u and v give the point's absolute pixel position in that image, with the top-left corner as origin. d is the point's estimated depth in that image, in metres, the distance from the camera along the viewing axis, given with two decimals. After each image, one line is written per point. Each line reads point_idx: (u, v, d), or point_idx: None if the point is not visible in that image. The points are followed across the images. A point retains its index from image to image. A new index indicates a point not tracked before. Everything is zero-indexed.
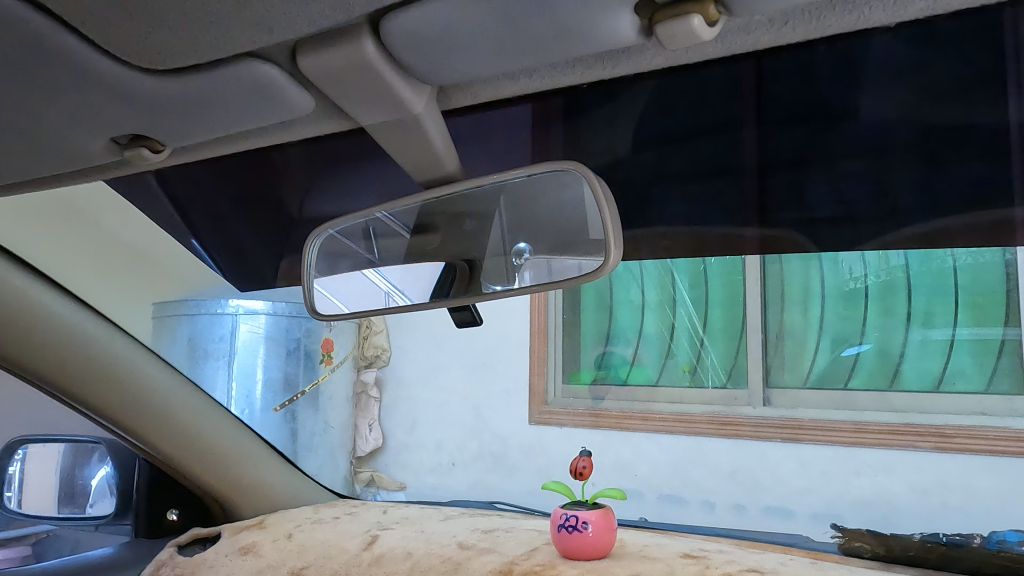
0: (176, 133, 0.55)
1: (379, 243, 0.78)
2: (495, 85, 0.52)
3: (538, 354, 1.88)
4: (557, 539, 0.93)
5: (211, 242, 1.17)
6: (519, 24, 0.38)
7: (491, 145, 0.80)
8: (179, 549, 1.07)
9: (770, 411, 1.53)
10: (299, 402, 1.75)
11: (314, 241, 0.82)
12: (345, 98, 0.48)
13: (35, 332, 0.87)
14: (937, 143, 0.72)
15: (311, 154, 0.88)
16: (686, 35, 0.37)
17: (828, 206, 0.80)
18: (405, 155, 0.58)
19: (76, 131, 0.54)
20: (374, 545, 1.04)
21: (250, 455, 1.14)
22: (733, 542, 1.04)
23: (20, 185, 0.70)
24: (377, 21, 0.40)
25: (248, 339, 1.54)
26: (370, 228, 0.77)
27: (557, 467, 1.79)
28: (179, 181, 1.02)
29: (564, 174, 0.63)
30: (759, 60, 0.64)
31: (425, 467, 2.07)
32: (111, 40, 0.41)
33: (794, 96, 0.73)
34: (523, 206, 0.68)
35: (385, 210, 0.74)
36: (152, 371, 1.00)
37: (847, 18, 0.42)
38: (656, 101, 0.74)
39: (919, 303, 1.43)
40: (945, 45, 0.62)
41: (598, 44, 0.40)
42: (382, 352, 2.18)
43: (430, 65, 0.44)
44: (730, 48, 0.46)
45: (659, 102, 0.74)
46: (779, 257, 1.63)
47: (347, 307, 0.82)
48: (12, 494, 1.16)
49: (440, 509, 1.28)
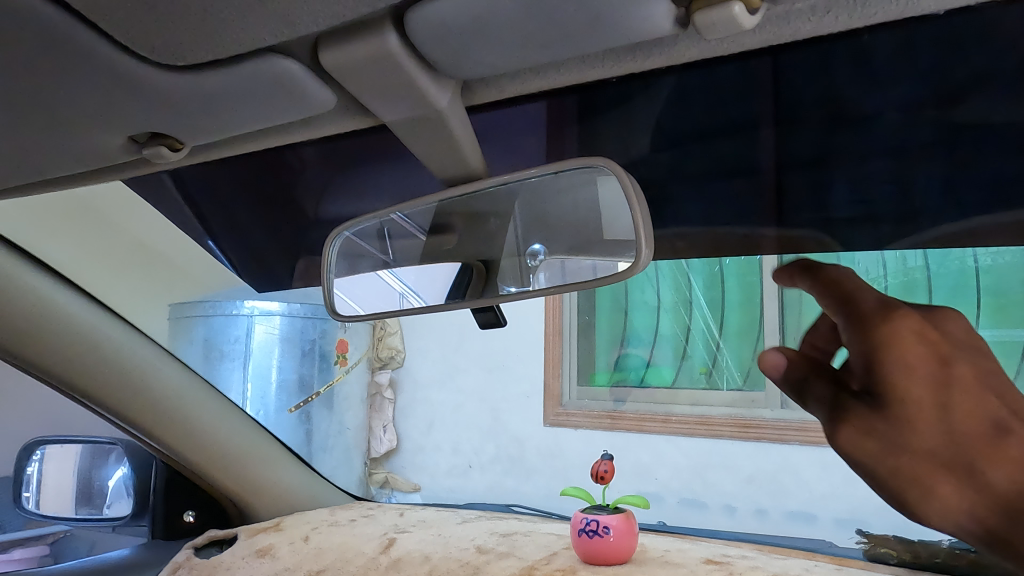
0: (195, 131, 0.55)
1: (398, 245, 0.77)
2: (521, 80, 0.51)
3: (552, 353, 1.88)
4: (577, 544, 0.92)
5: (228, 244, 1.17)
6: (551, 17, 0.37)
7: (512, 144, 0.79)
8: (196, 552, 1.06)
9: (790, 415, 1.48)
10: (315, 403, 1.76)
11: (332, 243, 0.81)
12: (368, 94, 0.47)
13: (60, 337, 0.87)
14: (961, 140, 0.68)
15: (329, 153, 0.87)
16: (726, 24, 0.36)
17: (848, 206, 0.78)
18: (426, 153, 0.57)
19: (94, 129, 0.54)
20: (391, 548, 1.03)
21: (266, 455, 1.14)
22: (756, 547, 1.03)
23: (39, 185, 0.69)
24: (401, 11, 0.39)
25: (264, 340, 1.56)
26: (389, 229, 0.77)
27: (574, 470, 1.78)
28: (197, 183, 1.01)
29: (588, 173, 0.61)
30: (775, 56, 0.61)
31: (442, 469, 2.07)
32: (132, 35, 0.40)
33: (809, 100, 0.70)
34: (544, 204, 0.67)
35: (400, 211, 0.74)
36: (169, 371, 0.99)
37: (893, 7, 0.40)
38: (673, 102, 0.72)
39: (941, 305, 1.38)
40: (967, 39, 0.58)
41: (632, 35, 0.39)
42: (397, 352, 2.17)
43: (457, 59, 0.43)
44: (768, 39, 0.45)
45: (673, 105, 0.72)
46: None
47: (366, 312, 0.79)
48: (30, 495, 1.15)
49: (457, 511, 1.27)
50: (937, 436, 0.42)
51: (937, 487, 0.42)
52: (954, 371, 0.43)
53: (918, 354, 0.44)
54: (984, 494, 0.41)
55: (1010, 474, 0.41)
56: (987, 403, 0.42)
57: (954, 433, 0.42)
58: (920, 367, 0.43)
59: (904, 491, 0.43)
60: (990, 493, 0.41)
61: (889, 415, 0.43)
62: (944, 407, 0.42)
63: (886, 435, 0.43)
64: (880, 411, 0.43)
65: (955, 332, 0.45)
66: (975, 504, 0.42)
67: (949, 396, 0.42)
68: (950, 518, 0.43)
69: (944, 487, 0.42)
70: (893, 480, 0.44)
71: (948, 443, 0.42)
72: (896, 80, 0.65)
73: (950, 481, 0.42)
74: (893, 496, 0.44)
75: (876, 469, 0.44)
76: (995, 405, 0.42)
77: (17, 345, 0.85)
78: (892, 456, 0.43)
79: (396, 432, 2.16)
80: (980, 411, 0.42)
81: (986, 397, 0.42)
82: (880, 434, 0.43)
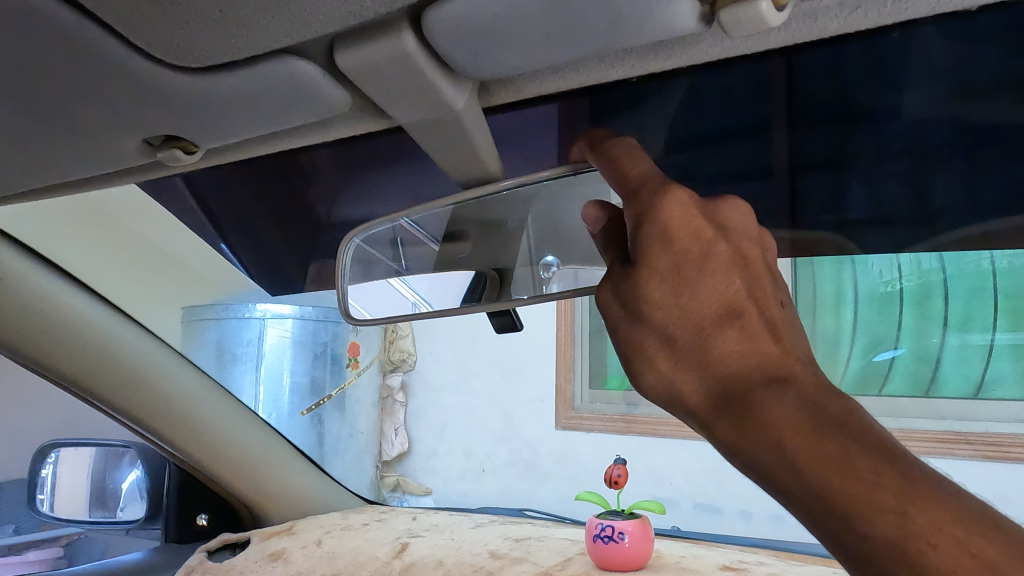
0: (208, 134, 0.55)
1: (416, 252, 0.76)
2: (538, 81, 0.51)
3: (564, 358, 1.86)
4: (592, 549, 0.91)
5: (241, 248, 1.17)
6: (572, 16, 0.37)
7: (525, 147, 0.79)
8: (209, 554, 1.06)
9: None
10: (326, 406, 1.77)
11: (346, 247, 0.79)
12: (384, 97, 0.47)
13: (75, 347, 0.87)
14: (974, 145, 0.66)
15: (341, 156, 0.87)
16: (753, 21, 0.35)
17: (863, 208, 0.78)
18: (440, 155, 0.56)
19: (107, 131, 0.54)
20: (404, 553, 1.02)
21: (277, 461, 1.14)
22: (772, 554, 1.02)
23: (53, 188, 0.69)
24: (418, 10, 0.38)
25: (276, 343, 1.56)
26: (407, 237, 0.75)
27: (588, 474, 1.78)
28: (210, 186, 1.01)
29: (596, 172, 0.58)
30: (787, 57, 0.60)
31: (454, 473, 2.06)
32: (146, 35, 0.40)
33: (822, 101, 0.69)
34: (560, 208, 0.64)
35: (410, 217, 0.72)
36: (179, 374, 0.99)
37: (923, 3, 0.40)
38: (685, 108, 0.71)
39: (958, 307, 1.33)
40: (988, 39, 0.57)
41: (656, 33, 0.39)
42: (409, 356, 2.16)
43: (475, 60, 0.43)
44: (794, 36, 0.44)
45: (685, 114, 0.71)
46: (811, 260, 1.19)
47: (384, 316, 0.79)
48: (45, 497, 1.15)
49: (470, 516, 1.26)
50: (669, 309, 0.46)
51: (659, 362, 0.47)
52: (711, 254, 0.47)
53: (683, 230, 0.47)
54: (705, 374, 0.45)
55: (725, 355, 0.45)
56: (725, 286, 0.47)
57: (682, 312, 0.46)
58: (678, 240, 0.47)
59: (635, 360, 0.48)
60: (711, 370, 0.45)
61: (634, 280, 0.47)
62: (688, 283, 0.47)
63: (628, 301, 0.48)
64: (628, 277, 0.48)
65: (724, 223, 0.50)
66: (695, 381, 0.45)
67: (689, 276, 0.47)
68: (669, 393, 0.47)
69: (672, 361, 0.46)
70: (628, 349, 0.48)
71: (679, 319, 0.46)
72: (913, 82, 0.64)
73: (672, 356, 0.46)
74: (626, 365, 0.49)
75: (619, 333, 0.49)
76: (731, 294, 0.47)
77: (29, 350, 0.84)
78: (626, 322, 0.48)
79: (407, 435, 2.16)
80: (711, 295, 0.47)
81: (727, 280, 0.47)
82: (625, 300, 0.48)
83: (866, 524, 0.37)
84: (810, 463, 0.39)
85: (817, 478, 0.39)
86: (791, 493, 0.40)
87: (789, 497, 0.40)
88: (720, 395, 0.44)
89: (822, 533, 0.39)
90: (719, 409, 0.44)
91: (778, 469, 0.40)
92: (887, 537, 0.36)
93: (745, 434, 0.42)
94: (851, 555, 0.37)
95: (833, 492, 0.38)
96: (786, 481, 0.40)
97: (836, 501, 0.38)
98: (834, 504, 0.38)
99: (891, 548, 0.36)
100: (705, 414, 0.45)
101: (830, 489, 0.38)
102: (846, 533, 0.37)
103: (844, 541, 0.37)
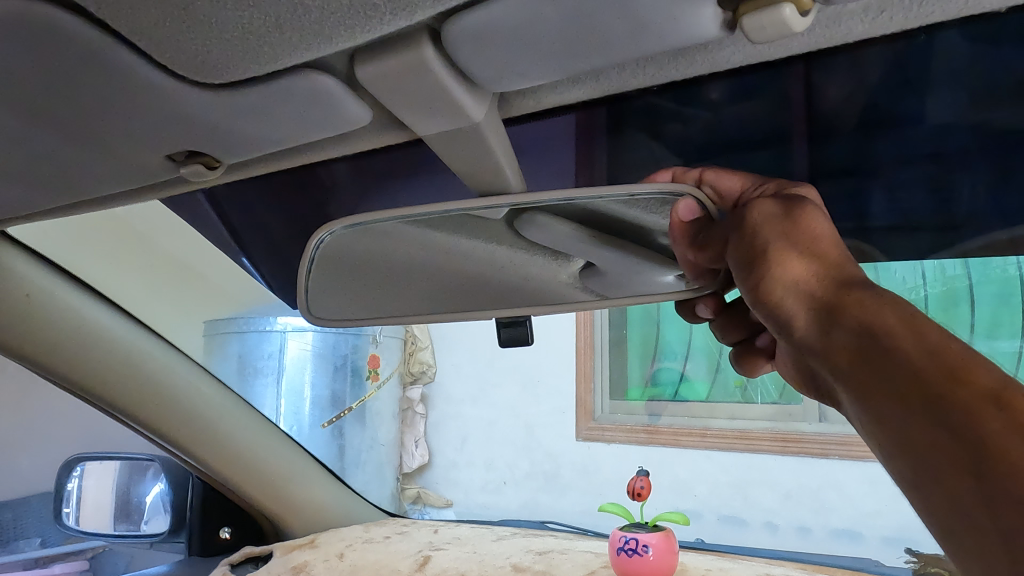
0: (230, 149, 0.55)
1: (397, 264, 0.74)
2: (560, 88, 0.51)
3: (584, 369, 1.88)
4: (616, 562, 0.91)
5: (262, 262, 1.17)
6: (593, 26, 0.37)
7: (542, 157, 0.79)
8: (232, 568, 1.06)
9: (831, 428, 1.46)
10: (345, 418, 1.69)
11: (318, 240, 0.71)
12: (403, 110, 0.47)
13: (99, 359, 0.87)
14: (1000, 147, 0.65)
15: (360, 169, 0.87)
16: (776, 28, 0.34)
17: (886, 215, 0.74)
18: (461, 169, 0.57)
19: (133, 148, 0.54)
20: (427, 566, 1.02)
21: (303, 474, 1.14)
22: (800, 566, 1.00)
23: (78, 206, 0.70)
24: (438, 23, 0.38)
25: (297, 356, 1.55)
26: (386, 243, 0.72)
27: (610, 486, 1.77)
28: (230, 202, 1.02)
29: (638, 213, 0.59)
30: (808, 62, 0.59)
31: (475, 485, 2.05)
32: (169, 53, 0.40)
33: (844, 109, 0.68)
34: (576, 251, 0.65)
35: (398, 218, 0.66)
36: (201, 386, 0.99)
37: (953, 5, 0.39)
38: (706, 120, 0.70)
39: (985, 314, 1.30)
40: (1013, 41, 0.56)
41: (678, 40, 0.38)
42: (427, 368, 2.14)
43: (496, 72, 0.43)
44: (818, 42, 0.44)
45: (704, 123, 0.71)
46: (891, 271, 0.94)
47: (344, 316, 0.83)
48: (70, 511, 1.12)
49: (492, 528, 1.25)
50: (823, 222, 0.46)
51: (800, 250, 0.45)
52: None
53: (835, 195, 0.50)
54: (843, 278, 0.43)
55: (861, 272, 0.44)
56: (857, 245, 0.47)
57: (836, 233, 0.46)
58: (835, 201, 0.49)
59: (771, 247, 0.46)
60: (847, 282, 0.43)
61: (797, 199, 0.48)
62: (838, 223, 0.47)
63: (783, 208, 0.48)
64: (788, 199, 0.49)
65: None
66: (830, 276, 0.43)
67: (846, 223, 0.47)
68: (792, 279, 0.44)
69: (817, 256, 0.44)
70: (767, 239, 0.47)
71: (827, 233, 0.46)
72: (936, 88, 0.63)
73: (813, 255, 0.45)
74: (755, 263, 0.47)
75: (760, 231, 0.48)
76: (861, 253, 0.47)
77: (53, 364, 0.85)
78: (771, 222, 0.47)
79: (427, 447, 2.13)
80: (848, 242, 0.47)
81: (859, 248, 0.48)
82: (782, 207, 0.48)
83: (971, 375, 0.33)
84: (929, 330, 0.36)
85: (937, 342, 0.35)
86: (897, 349, 0.36)
87: (890, 354, 0.36)
88: (849, 284, 0.42)
89: (914, 385, 0.34)
90: (850, 290, 0.41)
91: (896, 329, 0.37)
92: (991, 391, 0.32)
93: (875, 304, 0.39)
94: (937, 404, 0.33)
95: (948, 349, 0.35)
96: (901, 339, 0.36)
97: (946, 355, 0.34)
98: (947, 358, 0.34)
99: (991, 395, 0.32)
100: (827, 295, 0.42)
101: (944, 346, 0.35)
102: (942, 380, 0.33)
103: (937, 388, 0.33)
